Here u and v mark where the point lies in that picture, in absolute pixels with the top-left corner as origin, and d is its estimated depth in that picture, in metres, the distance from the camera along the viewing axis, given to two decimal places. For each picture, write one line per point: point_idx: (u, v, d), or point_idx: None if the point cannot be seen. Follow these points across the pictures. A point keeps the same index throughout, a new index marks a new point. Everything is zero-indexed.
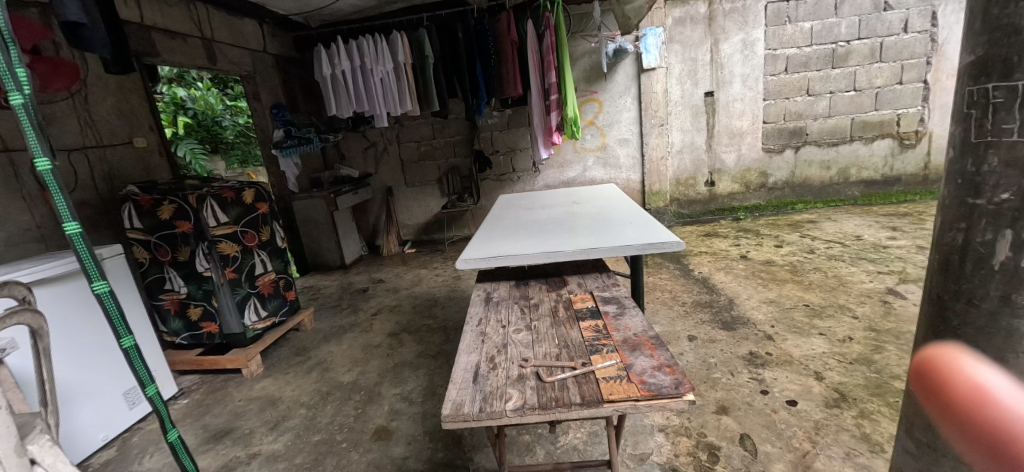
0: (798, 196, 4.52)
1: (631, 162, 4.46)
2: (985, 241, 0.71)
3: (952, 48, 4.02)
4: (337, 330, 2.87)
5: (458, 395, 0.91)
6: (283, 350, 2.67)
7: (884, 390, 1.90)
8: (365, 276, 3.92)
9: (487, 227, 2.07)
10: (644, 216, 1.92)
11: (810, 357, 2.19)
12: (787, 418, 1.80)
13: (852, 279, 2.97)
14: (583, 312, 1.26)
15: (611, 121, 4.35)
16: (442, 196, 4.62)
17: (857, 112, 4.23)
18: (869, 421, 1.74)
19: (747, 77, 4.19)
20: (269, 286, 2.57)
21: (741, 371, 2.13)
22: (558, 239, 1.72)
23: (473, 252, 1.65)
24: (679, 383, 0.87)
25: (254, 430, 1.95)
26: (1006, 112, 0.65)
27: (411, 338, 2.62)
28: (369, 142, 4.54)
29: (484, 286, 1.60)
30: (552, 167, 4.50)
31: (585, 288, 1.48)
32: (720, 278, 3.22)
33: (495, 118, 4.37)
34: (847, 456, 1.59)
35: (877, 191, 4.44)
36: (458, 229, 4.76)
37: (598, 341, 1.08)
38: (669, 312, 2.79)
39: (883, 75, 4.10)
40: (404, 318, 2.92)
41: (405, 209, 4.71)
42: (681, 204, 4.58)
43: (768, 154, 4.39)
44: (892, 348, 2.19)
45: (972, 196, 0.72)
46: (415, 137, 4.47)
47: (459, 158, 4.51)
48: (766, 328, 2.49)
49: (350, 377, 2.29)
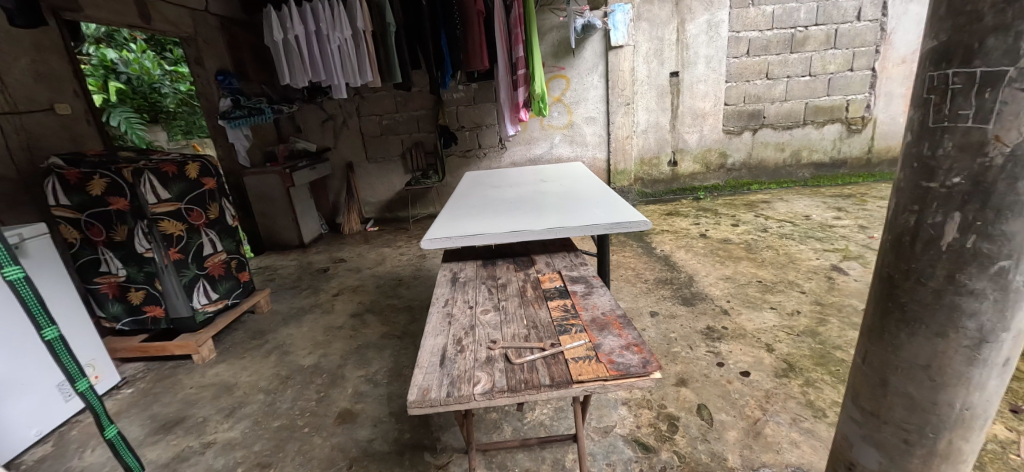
0: (753, 177, 4.70)
1: (597, 140, 4.47)
2: (935, 223, 0.74)
3: (900, 37, 4.21)
4: (296, 311, 2.76)
5: (424, 379, 0.88)
6: (238, 333, 2.54)
7: (827, 359, 2.04)
8: (325, 255, 3.78)
9: (452, 205, 2.01)
10: (612, 194, 1.93)
11: (762, 330, 2.32)
12: (741, 388, 1.90)
13: (801, 256, 3.15)
14: (551, 292, 1.25)
15: (578, 98, 4.32)
16: (405, 172, 4.49)
17: (810, 97, 4.40)
18: (813, 389, 1.87)
19: (711, 58, 4.25)
20: (219, 267, 2.42)
21: (699, 345, 2.22)
22: (527, 217, 1.70)
23: (438, 231, 1.60)
24: (646, 361, 0.88)
25: (208, 418, 1.86)
26: (963, 98, 0.67)
27: (376, 319, 2.56)
28: (327, 114, 4.31)
29: (450, 266, 1.56)
30: (518, 144, 4.44)
31: (553, 267, 1.47)
32: (681, 255, 3.32)
33: (460, 92, 4.24)
34: (793, 421, 1.70)
35: (825, 173, 4.69)
36: (422, 206, 4.65)
37: (567, 321, 1.07)
38: (632, 289, 2.86)
39: (836, 61, 4.27)
40: (367, 298, 2.84)
41: (367, 185, 4.54)
42: (645, 184, 4.67)
43: (727, 135, 4.52)
44: (834, 320, 2.35)
45: (925, 179, 0.74)
46: (377, 110, 4.27)
47: (424, 133, 4.37)
48: (722, 303, 2.61)
49: (311, 360, 2.21)
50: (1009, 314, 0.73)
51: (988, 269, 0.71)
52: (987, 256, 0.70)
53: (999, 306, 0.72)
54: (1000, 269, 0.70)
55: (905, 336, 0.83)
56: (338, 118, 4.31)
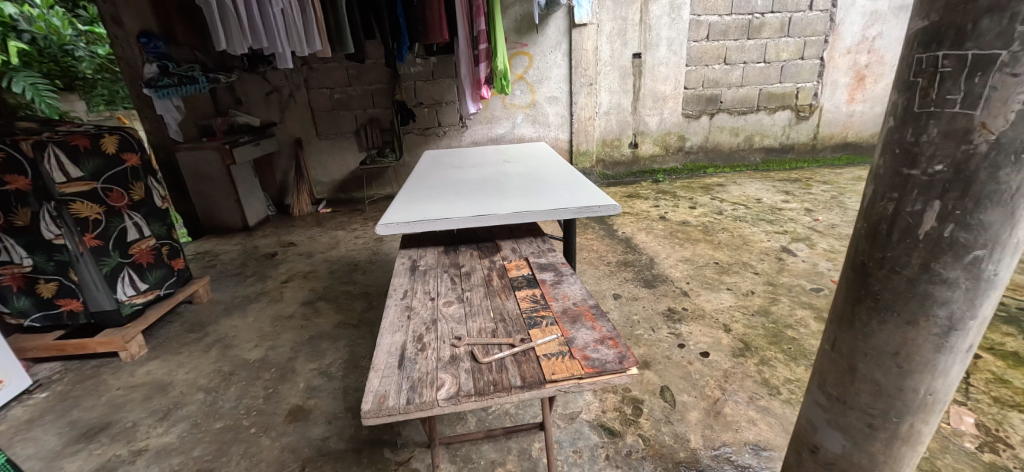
0: (709, 160, 4.82)
1: (559, 120, 4.40)
2: (914, 211, 0.73)
3: (847, 28, 4.38)
4: (240, 300, 2.55)
5: (381, 384, 0.79)
6: (174, 327, 2.32)
7: (779, 338, 2.12)
8: (273, 239, 3.52)
9: (410, 187, 1.89)
10: (579, 177, 1.87)
11: (720, 310, 2.38)
12: (701, 368, 1.94)
13: (754, 238, 3.26)
14: (518, 281, 1.19)
15: (540, 77, 4.22)
16: (360, 150, 4.24)
17: (764, 83, 4.53)
18: (768, 367, 1.93)
19: (673, 41, 4.25)
20: (147, 254, 2.18)
21: (661, 327, 2.24)
22: (490, 200, 1.61)
23: (395, 215, 1.48)
24: (623, 356, 0.83)
25: (138, 423, 1.68)
26: (953, 82, 0.65)
27: (329, 307, 2.41)
28: (271, 86, 3.94)
29: (409, 253, 1.46)
30: (479, 123, 4.29)
31: (520, 254, 1.40)
32: (641, 237, 3.36)
33: (418, 66, 4.02)
34: (750, 399, 1.76)
35: (775, 158, 4.89)
36: (379, 187, 4.44)
37: (536, 313, 1.01)
38: (595, 271, 2.85)
39: (788, 49, 4.40)
40: (320, 285, 2.67)
41: (317, 164, 4.26)
42: (606, 166, 4.68)
43: (686, 119, 4.58)
44: (785, 300, 2.45)
45: (907, 167, 0.73)
46: (328, 82, 3.97)
47: (379, 109, 4.13)
48: (682, 284, 2.65)
49: (258, 354, 2.05)
50: (978, 302, 0.74)
51: (963, 258, 0.71)
52: (962, 245, 0.70)
53: (970, 295, 0.73)
54: (974, 258, 0.70)
55: (876, 323, 0.83)
56: (284, 90, 3.97)
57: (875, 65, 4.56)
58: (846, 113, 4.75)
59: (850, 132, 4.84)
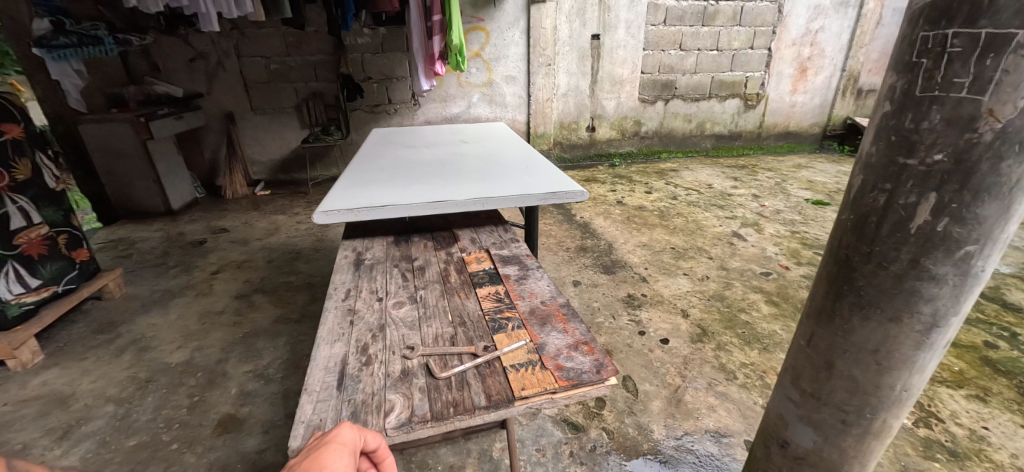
0: (663, 145, 4.88)
1: (517, 101, 4.26)
2: (908, 204, 0.68)
3: (793, 20, 4.52)
4: (160, 295, 2.26)
5: (315, 412, 0.66)
6: (78, 327, 2.01)
7: (734, 323, 2.16)
8: (201, 224, 3.17)
9: (356, 168, 1.70)
10: (541, 161, 1.77)
11: (678, 295, 2.39)
12: (661, 356, 1.92)
13: (707, 223, 3.32)
14: (480, 277, 1.07)
15: (497, 55, 4.04)
16: (301, 127, 3.89)
17: (716, 71, 4.61)
18: (724, 352, 1.96)
19: (631, 24, 4.20)
20: (39, 245, 1.85)
21: (622, 313, 2.22)
22: (446, 185, 1.47)
23: (338, 201, 1.31)
24: (600, 365, 0.75)
25: (30, 445, 1.42)
26: (961, 64, 0.59)
27: (267, 300, 2.18)
28: (195, 52, 3.49)
29: (354, 244, 1.30)
30: (433, 101, 4.06)
31: (480, 245, 1.28)
32: (599, 222, 3.33)
33: (366, 37, 3.70)
34: (709, 385, 1.77)
35: (724, 145, 5.03)
36: (323, 167, 4.12)
37: (501, 315, 0.90)
38: (554, 258, 2.79)
39: (740, 38, 4.49)
40: (256, 276, 2.42)
41: (252, 141, 3.86)
42: (564, 149, 4.60)
43: (642, 104, 4.59)
44: (738, 284, 2.50)
45: (902, 155, 0.68)
46: (262, 50, 3.58)
47: (323, 83, 3.79)
48: (641, 270, 2.64)
49: (181, 357, 1.81)
50: (961, 299, 0.71)
51: (954, 254, 0.67)
52: (956, 240, 0.66)
53: (956, 292, 0.70)
54: (965, 254, 0.67)
55: (858, 320, 0.80)
56: (211, 57, 3.53)
57: (816, 58, 4.76)
58: (789, 103, 4.95)
59: (791, 121, 5.06)
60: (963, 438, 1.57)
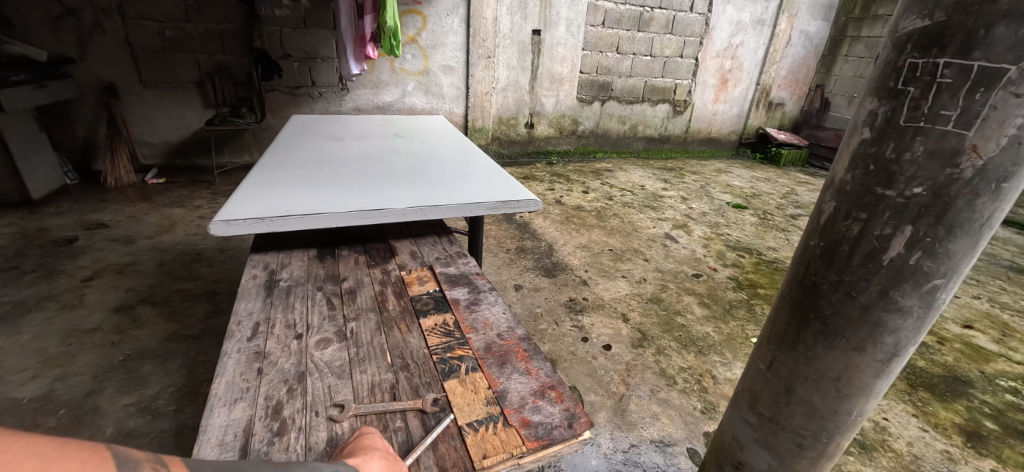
0: (599, 145, 4.96)
1: (454, 92, 4.07)
2: (882, 235, 0.66)
3: (718, 33, 4.79)
4: (9, 309, 1.81)
5: None
6: None
7: (671, 326, 2.20)
8: (71, 218, 2.63)
9: (268, 163, 1.46)
10: (486, 162, 1.65)
11: (618, 299, 2.39)
12: (605, 364, 1.90)
13: (642, 224, 3.41)
14: (423, 303, 0.97)
15: (434, 42, 3.81)
16: (204, 107, 3.40)
17: (649, 76, 4.76)
18: (664, 357, 1.98)
19: (571, 22, 4.18)
20: None
21: (565, 319, 2.17)
22: (381, 188, 1.31)
23: (245, 206, 1.10)
24: (572, 417, 0.71)
25: None
26: (950, 95, 0.57)
27: (157, 313, 1.84)
28: (63, 8, 2.87)
29: (266, 259, 1.10)
30: (363, 87, 3.74)
31: (422, 261, 1.16)
32: (539, 222, 3.28)
33: (285, 10, 3.30)
34: (652, 392, 1.77)
35: (654, 147, 5.24)
36: (233, 154, 3.65)
37: (452, 354, 0.83)
38: (495, 259, 2.68)
39: (671, 46, 4.67)
40: (143, 283, 2.04)
41: (142, 120, 3.30)
42: (502, 144, 4.49)
43: (580, 103, 4.62)
44: (673, 287, 2.57)
45: (881, 186, 0.65)
46: (154, 13, 3.05)
47: (231, 58, 3.33)
48: (581, 272, 2.62)
49: (36, 390, 1.45)
50: (920, 330, 0.71)
51: (922, 287, 0.66)
52: (924, 274, 0.65)
53: (918, 323, 0.70)
54: (931, 287, 0.66)
55: (822, 348, 0.78)
56: (84, 16, 2.93)
57: (736, 70, 5.10)
58: (712, 111, 5.26)
59: (713, 128, 5.39)
60: (870, 430, 1.70)
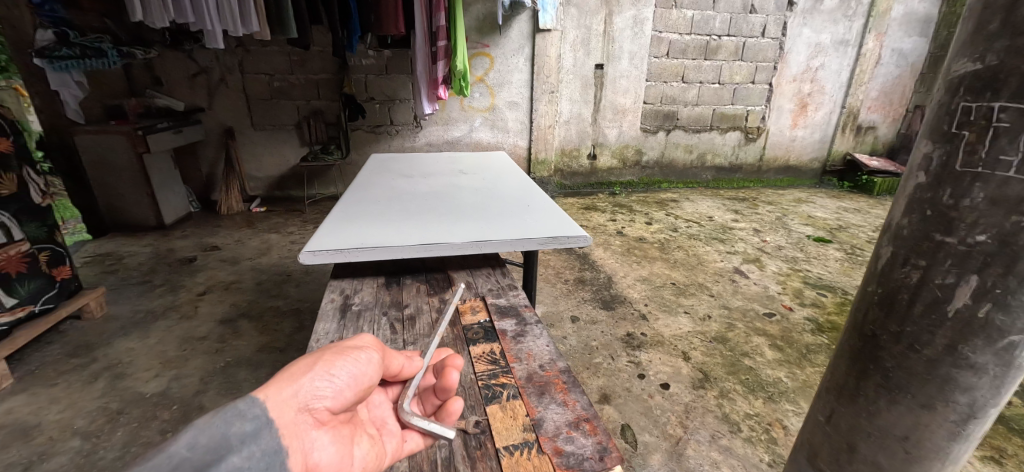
0: (664, 175, 4.87)
1: (518, 126, 4.25)
2: (944, 284, 0.63)
3: (794, 56, 4.57)
4: (142, 317, 2.16)
5: None
6: (53, 349, 1.91)
7: (738, 368, 2.07)
8: (192, 241, 3.08)
9: (350, 199, 1.65)
10: (542, 199, 1.72)
11: (679, 336, 2.30)
12: (662, 403, 1.84)
13: (708, 258, 3.26)
14: (475, 332, 1.04)
15: (501, 81, 4.04)
16: (300, 145, 3.86)
17: (718, 104, 4.64)
18: (728, 401, 1.87)
19: (634, 55, 4.22)
20: (17, 262, 1.72)
21: (621, 354, 2.13)
22: (444, 223, 1.42)
23: (328, 239, 1.26)
24: (605, 450, 0.73)
25: None
26: (1009, 140, 0.54)
27: (252, 326, 2.09)
28: (198, 67, 3.46)
29: (342, 285, 1.25)
30: (435, 124, 4.05)
31: (476, 292, 1.24)
32: (599, 253, 3.26)
33: (370, 59, 3.71)
34: (713, 438, 1.68)
35: (724, 177, 5.03)
36: (321, 186, 4.07)
37: (495, 381, 0.89)
38: (552, 290, 2.71)
39: (741, 73, 4.53)
40: (242, 299, 2.33)
41: (251, 158, 3.82)
42: (564, 176, 4.58)
43: (644, 133, 4.59)
44: (741, 326, 2.42)
45: (941, 232, 0.62)
46: (265, 68, 3.56)
47: (325, 102, 3.77)
48: (640, 306, 2.56)
49: (157, 387, 1.71)
50: (1002, 391, 0.64)
51: (997, 343, 0.60)
52: (998, 329, 0.59)
53: (996, 383, 0.63)
54: (1008, 344, 0.60)
55: (885, 403, 0.73)
56: (213, 73, 3.50)
57: (816, 94, 4.79)
58: (789, 137, 4.96)
59: (791, 155, 5.07)
60: None
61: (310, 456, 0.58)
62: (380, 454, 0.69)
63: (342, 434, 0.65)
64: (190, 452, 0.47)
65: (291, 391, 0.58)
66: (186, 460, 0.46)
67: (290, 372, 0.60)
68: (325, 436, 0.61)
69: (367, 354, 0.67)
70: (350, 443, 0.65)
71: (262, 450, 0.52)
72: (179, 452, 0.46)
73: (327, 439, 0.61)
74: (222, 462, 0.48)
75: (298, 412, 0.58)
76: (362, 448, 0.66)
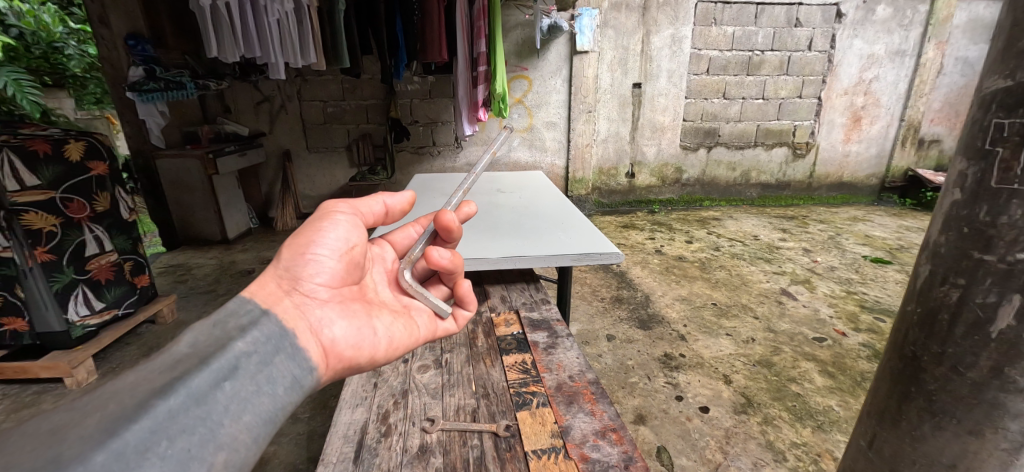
0: (706, 193, 4.76)
1: (556, 145, 4.31)
2: (986, 303, 0.61)
3: (844, 69, 4.39)
4: None
5: None
6: (130, 350, 2.11)
7: (783, 394, 1.98)
8: (251, 254, 3.33)
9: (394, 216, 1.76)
10: (577, 218, 1.75)
11: (720, 358, 2.23)
12: (700, 427, 1.79)
13: (753, 278, 3.14)
14: (507, 343, 1.09)
15: (539, 102, 4.14)
16: (350, 166, 4.10)
17: (762, 120, 4.52)
18: (772, 428, 1.79)
19: (674, 73, 4.21)
20: (107, 270, 1.95)
21: (657, 375, 2.09)
22: (480, 239, 1.49)
23: None
24: (629, 459, 0.74)
25: None
26: None
27: None
28: (262, 96, 3.80)
29: None
30: (475, 145, 4.19)
31: (510, 305, 1.28)
32: (637, 272, 3.23)
33: (415, 84, 3.92)
34: (755, 466, 1.61)
35: (771, 194, 4.85)
36: None
37: (526, 389, 0.92)
38: (588, 308, 2.71)
39: (787, 87, 4.40)
40: None
41: (305, 178, 4.10)
42: (602, 194, 4.59)
43: (684, 151, 4.53)
44: (787, 350, 2.32)
45: (979, 250, 0.61)
46: (321, 95, 3.85)
47: (373, 125, 4.00)
48: (679, 327, 2.51)
49: None
50: None
51: None
52: None
53: None
54: None
55: (930, 429, 0.70)
56: (275, 100, 3.83)
57: (871, 107, 4.57)
58: (842, 152, 4.73)
59: (845, 172, 4.82)
60: None
61: (322, 328, 0.70)
62: (397, 323, 0.83)
63: (351, 310, 0.77)
64: (190, 348, 0.53)
65: (268, 281, 0.69)
66: (189, 353, 0.52)
67: (269, 269, 0.71)
68: (330, 312, 0.73)
69: (333, 228, 0.79)
70: (360, 315, 0.77)
71: (264, 334, 0.59)
72: (181, 350, 0.52)
73: (335, 315, 0.73)
74: (228, 347, 0.54)
75: (292, 295, 0.70)
76: (381, 321, 0.81)
